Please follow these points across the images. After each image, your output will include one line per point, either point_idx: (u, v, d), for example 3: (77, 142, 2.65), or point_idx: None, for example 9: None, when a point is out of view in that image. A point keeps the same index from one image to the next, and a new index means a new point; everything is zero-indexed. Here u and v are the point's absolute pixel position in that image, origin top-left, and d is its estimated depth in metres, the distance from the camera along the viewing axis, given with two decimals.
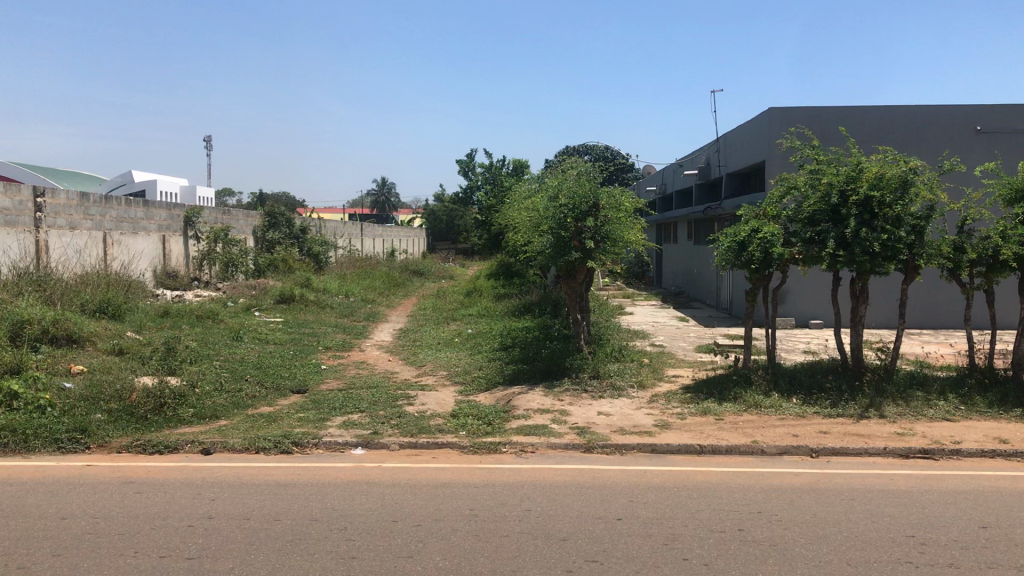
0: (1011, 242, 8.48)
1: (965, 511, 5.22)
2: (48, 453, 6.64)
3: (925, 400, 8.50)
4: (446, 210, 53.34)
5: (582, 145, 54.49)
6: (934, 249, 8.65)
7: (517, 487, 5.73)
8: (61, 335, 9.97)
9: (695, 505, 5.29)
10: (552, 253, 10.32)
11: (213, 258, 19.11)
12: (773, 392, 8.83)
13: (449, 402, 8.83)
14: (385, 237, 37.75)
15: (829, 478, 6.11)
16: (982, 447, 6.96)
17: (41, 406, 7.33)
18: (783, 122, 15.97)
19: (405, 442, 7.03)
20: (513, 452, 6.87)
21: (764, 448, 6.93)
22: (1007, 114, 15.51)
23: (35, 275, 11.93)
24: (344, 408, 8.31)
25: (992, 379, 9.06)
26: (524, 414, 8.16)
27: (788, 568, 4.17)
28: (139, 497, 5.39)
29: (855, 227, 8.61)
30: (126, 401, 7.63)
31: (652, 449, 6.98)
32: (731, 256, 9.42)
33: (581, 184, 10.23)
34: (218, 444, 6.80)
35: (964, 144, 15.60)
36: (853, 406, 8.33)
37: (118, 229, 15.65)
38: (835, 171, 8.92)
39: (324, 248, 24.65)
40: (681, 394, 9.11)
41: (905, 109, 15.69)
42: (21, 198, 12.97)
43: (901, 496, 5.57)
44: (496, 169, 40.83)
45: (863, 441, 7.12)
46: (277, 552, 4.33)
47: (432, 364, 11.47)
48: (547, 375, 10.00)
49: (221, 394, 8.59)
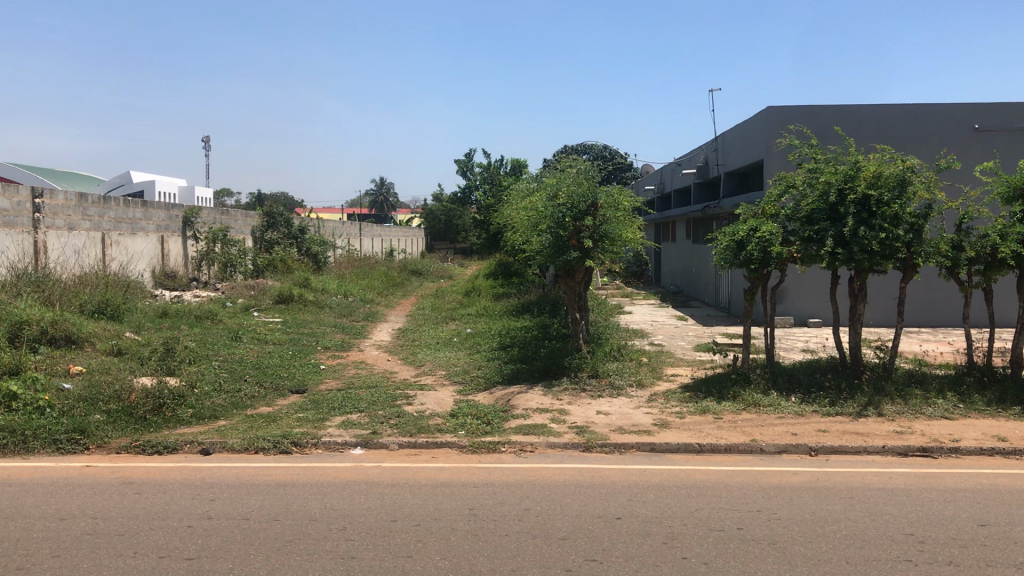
0: (1010, 240, 8.49)
1: (964, 509, 5.22)
2: (47, 453, 6.64)
3: (923, 398, 8.51)
4: (445, 209, 53.27)
5: (581, 145, 54.44)
6: (932, 247, 8.65)
7: (517, 486, 5.74)
8: (61, 335, 9.95)
9: (695, 504, 5.30)
10: (551, 252, 10.32)
11: (212, 258, 19.09)
12: (772, 391, 8.83)
13: (448, 402, 8.83)
14: (384, 236, 37.72)
15: (828, 476, 6.12)
16: (981, 445, 6.97)
17: (41, 407, 7.34)
18: (782, 121, 15.97)
19: (404, 442, 7.03)
20: (512, 451, 6.88)
21: (763, 447, 6.94)
22: (1005, 112, 15.54)
23: (34, 276, 11.94)
24: (343, 408, 8.31)
25: (991, 377, 9.06)
26: (523, 413, 8.16)
27: (788, 567, 4.18)
28: (138, 498, 5.39)
29: (853, 225, 8.62)
30: (126, 401, 7.64)
31: (651, 448, 6.99)
32: (729, 255, 9.43)
33: (580, 184, 10.24)
34: (218, 444, 6.81)
35: (963, 143, 15.62)
36: (852, 405, 8.33)
37: (117, 229, 15.65)
38: (833, 170, 8.94)
39: (323, 248, 24.65)
40: (679, 394, 9.11)
41: (903, 108, 15.70)
42: (20, 198, 12.98)
43: (901, 495, 5.58)
44: (495, 169, 40.81)
45: (862, 440, 7.13)
46: (277, 552, 4.33)
47: (431, 363, 11.47)
48: (547, 375, 10.01)
49: (221, 394, 8.59)
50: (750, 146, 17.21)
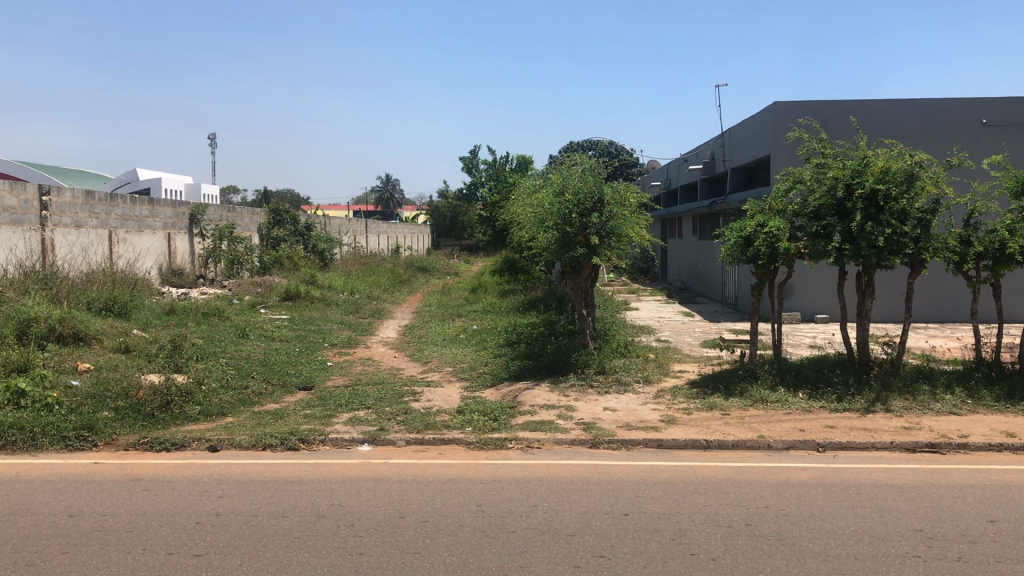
0: (1017, 236, 8.43)
1: (972, 505, 5.19)
2: (56, 450, 6.67)
3: (931, 394, 8.47)
4: (451, 206, 53.44)
5: (586, 142, 54.04)
6: (940, 242, 8.64)
7: (524, 483, 5.73)
8: (68, 332, 9.97)
9: (703, 501, 5.28)
10: (557, 249, 10.30)
11: (219, 256, 19.07)
12: (780, 387, 8.80)
13: (454, 398, 8.85)
14: (391, 233, 38.09)
15: (837, 472, 6.11)
16: (990, 441, 6.92)
17: (49, 405, 7.36)
18: (789, 116, 15.90)
19: (412, 438, 7.05)
20: (519, 448, 6.87)
21: (770, 444, 6.92)
22: (1013, 105, 15.41)
23: (41, 274, 11.99)
24: (350, 404, 8.34)
25: (999, 372, 9.00)
26: (530, 410, 8.18)
27: (796, 564, 4.15)
28: (147, 494, 5.41)
29: (861, 221, 8.53)
30: (134, 399, 7.67)
31: (657, 445, 6.96)
32: (736, 251, 9.36)
33: (585, 180, 10.15)
34: (225, 441, 6.83)
35: (970, 138, 15.52)
36: (859, 401, 8.29)
37: (123, 227, 15.68)
38: (841, 166, 8.88)
39: (328, 244, 24.72)
40: (686, 390, 9.09)
41: (910, 103, 15.60)
42: (27, 196, 13.02)
43: (910, 491, 5.55)
44: (500, 165, 40.95)
45: (870, 436, 7.09)
46: (285, 548, 4.35)
47: (438, 359, 11.54)
48: (553, 371, 9.98)
49: (227, 391, 8.60)
50: (756, 142, 17.16)
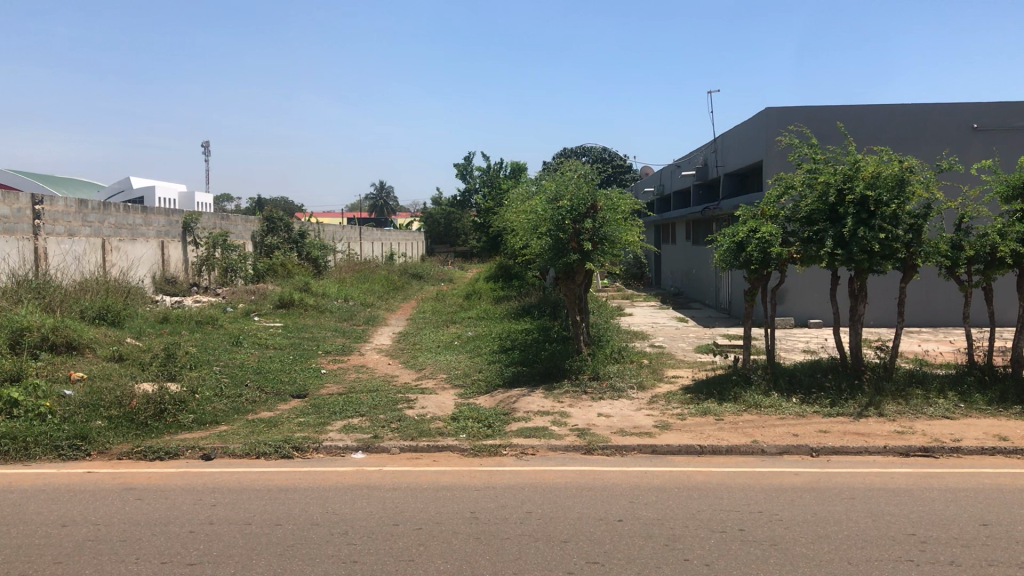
0: (1009, 239, 8.49)
1: (965, 508, 5.22)
2: (48, 460, 6.63)
3: (924, 398, 8.51)
4: (445, 213, 53.38)
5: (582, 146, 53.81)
6: (932, 246, 8.64)
7: (518, 489, 5.73)
8: (61, 342, 9.92)
9: (697, 506, 5.30)
10: (551, 255, 10.33)
11: (212, 263, 19.15)
12: (773, 391, 8.84)
13: (449, 405, 8.85)
14: (385, 240, 37.96)
15: (830, 476, 6.14)
16: (982, 445, 6.95)
17: (41, 414, 7.34)
18: (782, 121, 16.01)
19: (405, 445, 7.03)
20: (513, 454, 6.89)
21: (763, 448, 6.94)
22: (1003, 110, 15.56)
23: (35, 283, 11.95)
24: (344, 412, 8.32)
25: (992, 375, 9.05)
26: (524, 416, 8.18)
27: (790, 568, 4.17)
28: (141, 503, 5.39)
29: (852, 226, 8.59)
30: (126, 407, 7.61)
31: (652, 450, 6.99)
32: (729, 257, 9.41)
33: (579, 187, 10.22)
34: (219, 449, 6.81)
35: (962, 142, 15.64)
36: (852, 405, 8.34)
37: (117, 235, 15.68)
38: (833, 171, 8.94)
39: (323, 252, 24.72)
40: (681, 395, 9.12)
41: (903, 107, 15.74)
42: (20, 205, 12.95)
43: (903, 495, 5.57)
44: (495, 172, 40.85)
45: (862, 440, 7.13)
46: (279, 556, 4.34)
47: (432, 366, 11.54)
48: (547, 377, 10.00)
49: (221, 400, 8.57)
50: (749, 147, 17.25)
